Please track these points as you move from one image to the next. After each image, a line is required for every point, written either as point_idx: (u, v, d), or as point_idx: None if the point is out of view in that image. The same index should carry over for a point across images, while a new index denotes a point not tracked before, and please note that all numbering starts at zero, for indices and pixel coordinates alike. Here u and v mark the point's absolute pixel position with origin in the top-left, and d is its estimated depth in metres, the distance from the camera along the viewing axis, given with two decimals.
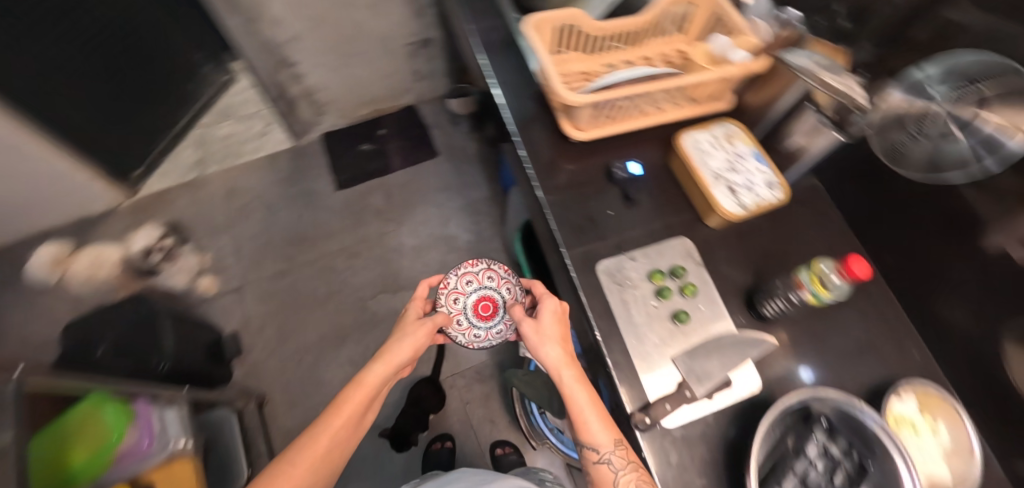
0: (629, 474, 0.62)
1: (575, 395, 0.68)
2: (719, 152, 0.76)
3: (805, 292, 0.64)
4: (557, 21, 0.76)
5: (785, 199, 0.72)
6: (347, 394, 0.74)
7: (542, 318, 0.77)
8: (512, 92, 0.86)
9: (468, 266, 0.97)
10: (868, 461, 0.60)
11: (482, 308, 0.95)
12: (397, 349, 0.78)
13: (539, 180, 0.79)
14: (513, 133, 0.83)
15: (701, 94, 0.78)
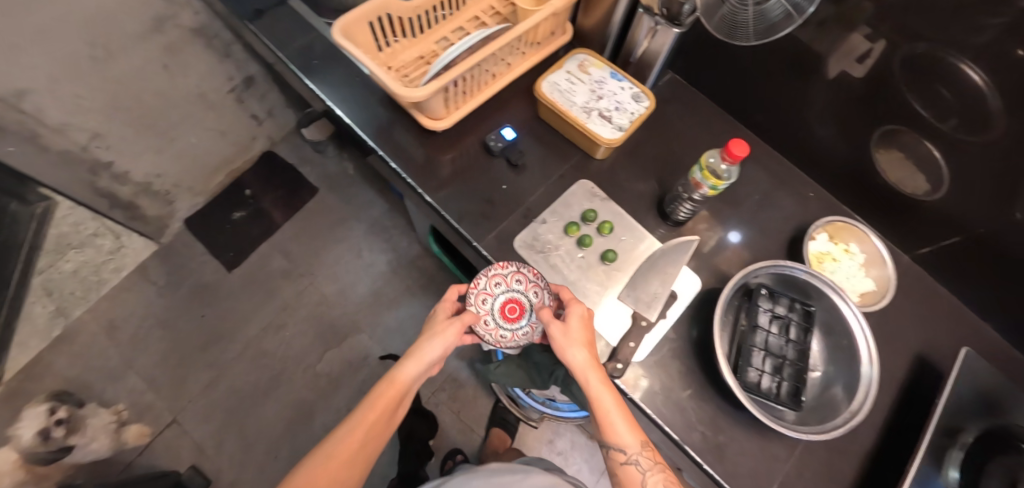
0: (657, 474, 0.53)
1: (603, 401, 0.54)
2: (579, 86, 0.74)
3: (704, 190, 0.62)
4: (367, 17, 0.68)
5: (655, 106, 0.73)
6: (375, 392, 0.57)
7: (571, 320, 0.58)
8: (356, 109, 0.79)
9: (499, 266, 0.66)
10: (809, 306, 0.65)
11: (509, 311, 0.65)
12: (430, 333, 0.59)
13: (423, 185, 0.74)
14: (376, 149, 0.77)
15: (542, 36, 0.75)
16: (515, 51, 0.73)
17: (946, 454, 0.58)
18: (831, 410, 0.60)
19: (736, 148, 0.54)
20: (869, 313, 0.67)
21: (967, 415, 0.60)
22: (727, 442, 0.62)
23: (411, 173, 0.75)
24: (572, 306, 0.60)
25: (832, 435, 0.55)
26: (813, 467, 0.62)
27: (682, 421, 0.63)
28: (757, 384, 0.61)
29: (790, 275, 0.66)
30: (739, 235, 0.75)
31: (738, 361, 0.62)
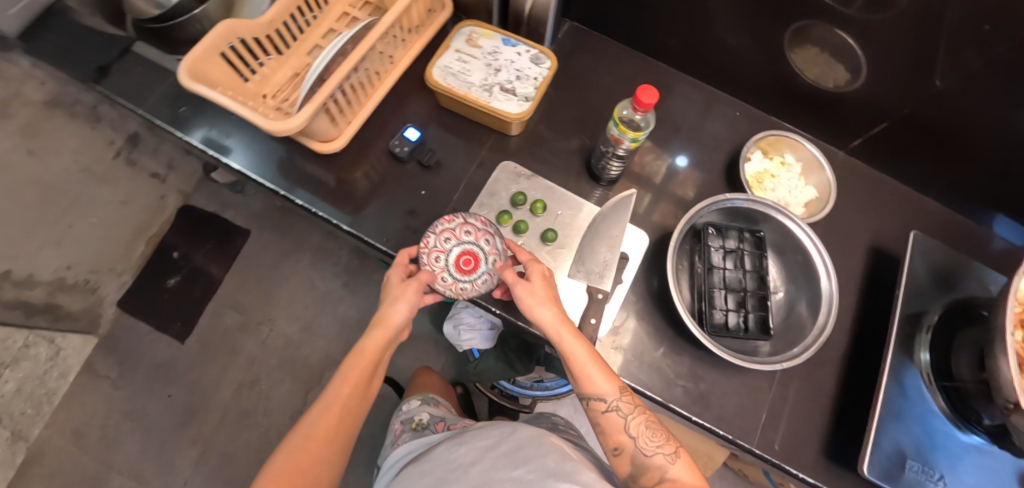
0: (640, 417, 0.47)
1: (576, 352, 0.48)
2: (473, 63, 0.68)
3: (625, 145, 0.57)
4: (216, 49, 0.58)
5: (556, 65, 0.68)
6: (346, 364, 0.50)
7: (534, 277, 0.52)
8: (244, 150, 0.71)
9: (443, 220, 0.61)
10: (757, 232, 0.63)
11: (465, 263, 0.60)
12: (390, 294, 0.53)
13: (339, 215, 0.68)
14: (279, 190, 0.69)
15: (417, 19, 0.68)
16: (393, 42, 0.66)
17: (914, 339, 0.59)
18: (800, 329, 0.60)
19: (643, 95, 0.50)
20: (816, 221, 0.66)
21: (927, 297, 0.60)
22: (709, 388, 0.61)
23: (323, 205, 0.69)
24: (529, 262, 0.54)
25: (804, 357, 0.55)
26: (795, 388, 0.62)
27: (661, 381, 0.61)
28: (725, 324, 0.59)
29: (733, 207, 0.63)
30: (675, 175, 0.73)
31: (702, 306, 0.61)
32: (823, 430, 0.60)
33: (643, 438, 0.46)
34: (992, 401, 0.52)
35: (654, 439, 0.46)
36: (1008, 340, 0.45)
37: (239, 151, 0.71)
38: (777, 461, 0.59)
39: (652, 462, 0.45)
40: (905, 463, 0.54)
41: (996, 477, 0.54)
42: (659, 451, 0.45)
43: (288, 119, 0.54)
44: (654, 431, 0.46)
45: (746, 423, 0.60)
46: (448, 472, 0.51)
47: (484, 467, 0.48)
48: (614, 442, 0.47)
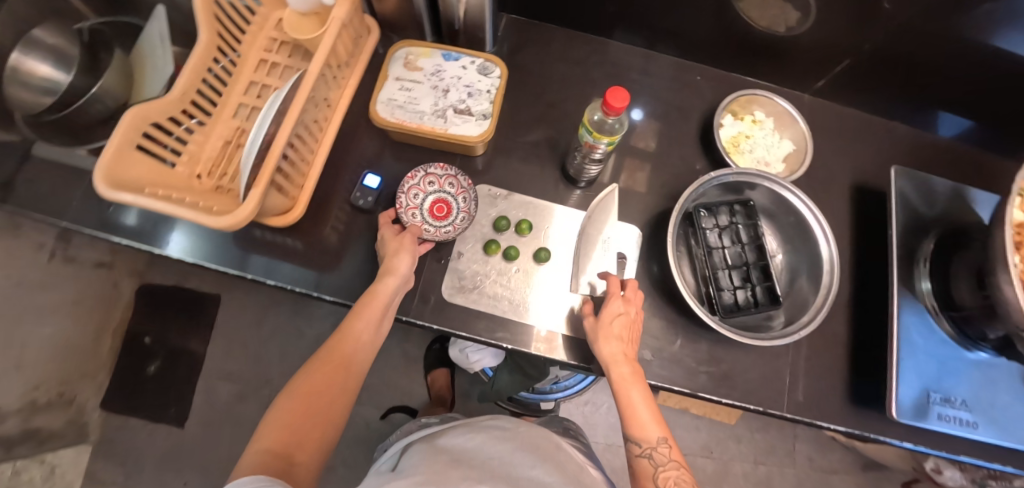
0: (670, 472, 0.45)
1: (630, 390, 0.49)
2: (417, 90, 0.62)
3: (599, 148, 0.54)
4: (130, 143, 0.52)
5: (507, 72, 0.63)
6: (357, 308, 0.53)
7: (611, 309, 0.54)
8: (191, 238, 0.63)
9: (407, 178, 0.63)
10: (748, 203, 0.62)
11: (438, 211, 0.63)
12: (388, 246, 0.57)
13: (318, 285, 0.62)
14: (242, 273, 0.62)
15: (345, 51, 0.61)
16: (327, 84, 0.59)
17: (914, 273, 0.60)
18: (809, 290, 0.60)
19: (613, 100, 0.46)
20: (799, 176, 0.65)
21: (917, 229, 0.61)
22: (730, 367, 0.61)
23: (297, 278, 0.62)
24: (612, 288, 0.55)
25: (819, 320, 0.55)
26: (812, 345, 0.63)
27: (685, 373, 0.60)
28: (734, 303, 0.59)
29: (720, 183, 0.62)
30: (651, 157, 0.70)
31: (710, 290, 0.60)
32: (844, 378, 0.62)
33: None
34: (993, 319, 0.54)
35: None
36: (1013, 268, 0.46)
37: (188, 242, 0.63)
38: (808, 419, 0.60)
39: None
40: (928, 396, 0.55)
41: (1006, 387, 0.57)
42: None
43: (240, 208, 0.48)
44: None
45: (773, 391, 0.61)
46: (461, 453, 0.52)
47: (502, 456, 0.51)
48: None
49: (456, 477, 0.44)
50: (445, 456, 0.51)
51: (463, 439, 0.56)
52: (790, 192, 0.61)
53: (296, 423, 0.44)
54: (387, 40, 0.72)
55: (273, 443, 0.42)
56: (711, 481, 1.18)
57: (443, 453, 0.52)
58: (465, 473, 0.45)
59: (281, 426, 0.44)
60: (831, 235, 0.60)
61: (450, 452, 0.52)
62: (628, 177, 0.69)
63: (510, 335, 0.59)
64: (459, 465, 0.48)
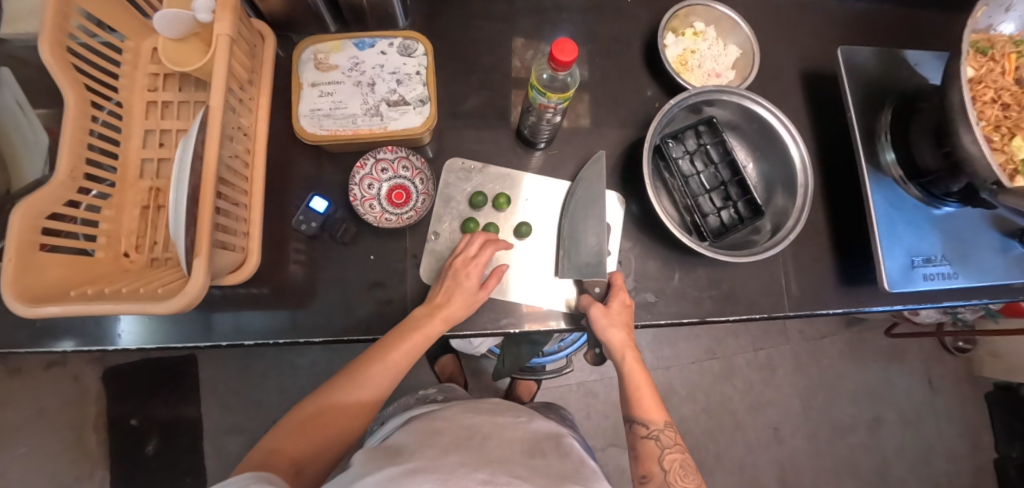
0: (675, 454, 0.52)
1: (636, 375, 0.56)
2: (340, 92, 0.56)
3: (555, 107, 0.50)
4: (31, 246, 0.45)
5: (431, 45, 0.57)
6: (394, 339, 0.52)
7: (615, 303, 0.56)
8: (141, 324, 0.56)
9: (357, 167, 0.57)
10: (711, 121, 0.61)
11: (396, 197, 0.59)
12: (455, 293, 0.54)
13: (305, 331, 0.57)
14: (212, 344, 0.56)
15: (243, 67, 0.53)
16: (236, 110, 0.52)
17: (877, 148, 0.62)
18: (786, 196, 0.61)
19: (559, 54, 0.42)
20: (751, 81, 0.64)
21: (872, 104, 0.63)
22: (731, 285, 0.62)
23: (283, 330, 0.57)
24: (615, 283, 0.57)
25: (802, 223, 0.57)
26: (798, 241, 0.65)
27: (691, 303, 0.61)
28: (721, 225, 0.59)
29: (680, 108, 0.59)
30: (602, 98, 0.67)
31: (695, 217, 0.59)
32: (833, 264, 0.65)
33: (675, 474, 0.51)
34: (957, 175, 0.55)
35: (687, 476, 0.51)
36: (974, 123, 0.47)
37: (140, 328, 0.56)
38: (810, 311, 0.63)
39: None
40: (911, 261, 0.59)
41: (976, 234, 0.61)
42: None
43: (187, 284, 0.43)
44: (687, 473, 0.51)
45: (773, 296, 0.63)
46: (462, 430, 0.52)
47: (500, 440, 0.50)
48: (644, 470, 0.53)
49: (450, 459, 0.43)
50: (443, 434, 0.49)
51: (463, 420, 0.54)
52: (750, 100, 0.59)
53: (313, 432, 0.46)
54: (287, 42, 0.63)
55: (290, 449, 0.45)
56: (722, 379, 1.26)
57: (441, 430, 0.51)
58: (459, 454, 0.44)
59: (298, 432, 0.46)
60: (799, 136, 0.59)
61: (448, 430, 0.51)
62: (585, 126, 0.65)
63: (515, 319, 0.58)
64: (457, 447, 0.46)
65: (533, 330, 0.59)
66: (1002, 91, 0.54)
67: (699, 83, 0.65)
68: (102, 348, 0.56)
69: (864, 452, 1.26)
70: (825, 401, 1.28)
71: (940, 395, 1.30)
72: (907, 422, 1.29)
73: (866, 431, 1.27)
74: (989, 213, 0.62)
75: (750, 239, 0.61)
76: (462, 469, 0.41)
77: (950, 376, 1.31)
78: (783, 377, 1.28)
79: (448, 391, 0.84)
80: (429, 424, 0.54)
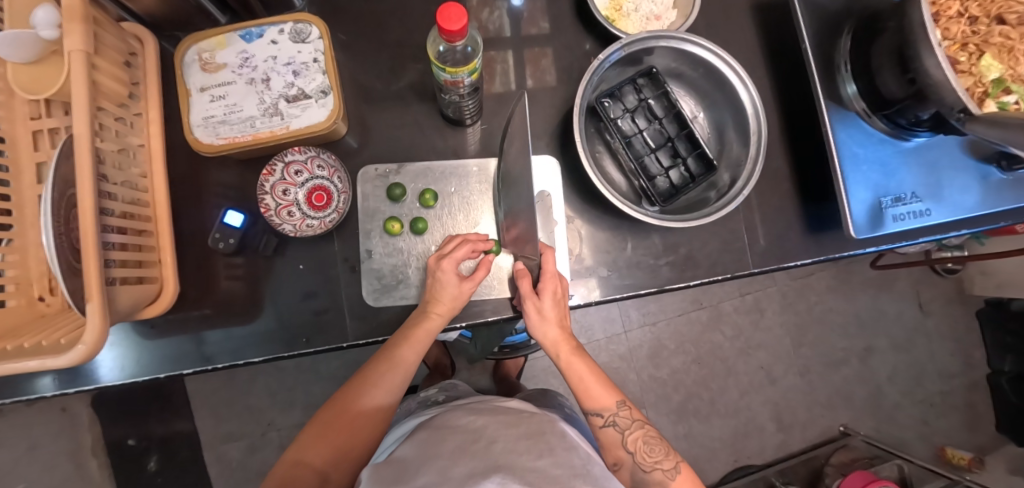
0: (637, 433, 0.53)
1: (577, 367, 0.55)
2: (232, 93, 0.50)
3: (467, 80, 0.46)
4: None
5: (325, 26, 0.51)
6: (399, 338, 0.52)
7: (547, 295, 0.52)
8: (71, 369, 0.53)
9: (265, 175, 0.53)
10: (651, 72, 0.55)
11: (315, 200, 0.54)
12: (444, 288, 0.52)
13: (243, 350, 0.54)
14: (151, 377, 0.53)
15: (119, 81, 0.48)
16: (119, 130, 0.47)
17: (837, 80, 0.57)
18: (740, 144, 0.56)
19: (448, 23, 0.38)
20: (694, 19, 0.57)
21: (827, 32, 0.57)
22: (689, 248, 0.59)
23: (218, 353, 0.54)
24: (546, 270, 0.51)
25: (759, 170, 0.52)
26: (759, 191, 0.61)
27: (648, 273, 0.58)
28: (671, 186, 0.55)
29: (614, 62, 0.53)
30: (533, 58, 0.61)
31: (642, 180, 0.55)
32: (798, 211, 0.61)
33: (641, 453, 0.52)
34: (923, 102, 0.48)
35: (652, 456, 0.52)
36: (936, 43, 0.41)
37: (71, 373, 0.53)
38: (776, 265, 0.59)
39: (650, 476, 0.51)
40: (880, 201, 0.55)
41: (946, 161, 0.56)
42: (657, 467, 0.51)
43: (85, 331, 0.40)
44: (651, 448, 0.52)
45: (734, 253, 0.59)
46: (463, 432, 0.45)
47: (507, 437, 0.44)
48: (614, 458, 0.53)
49: (456, 471, 0.37)
50: (446, 441, 0.44)
51: (464, 422, 0.48)
52: (690, 43, 0.53)
53: (332, 439, 0.49)
54: (177, 42, 0.57)
55: (313, 459, 0.47)
56: (710, 327, 1.25)
57: (441, 438, 0.45)
58: (467, 463, 0.39)
59: (318, 441, 0.49)
60: (747, 77, 0.54)
61: (448, 437, 0.45)
62: (518, 93, 0.60)
63: (461, 313, 0.56)
64: (460, 453, 0.41)
65: (480, 318, 0.57)
66: (970, 3, 0.48)
67: (637, 29, 0.59)
68: (58, 393, 0.52)
69: (858, 382, 1.27)
70: (815, 337, 1.27)
71: (931, 317, 1.29)
72: (900, 347, 1.28)
73: (858, 361, 1.27)
74: (966, 139, 0.56)
75: (706, 197, 0.57)
76: (471, 482, 0.35)
77: (941, 298, 1.30)
78: (772, 318, 1.27)
79: (450, 389, 0.80)
80: (428, 432, 0.48)
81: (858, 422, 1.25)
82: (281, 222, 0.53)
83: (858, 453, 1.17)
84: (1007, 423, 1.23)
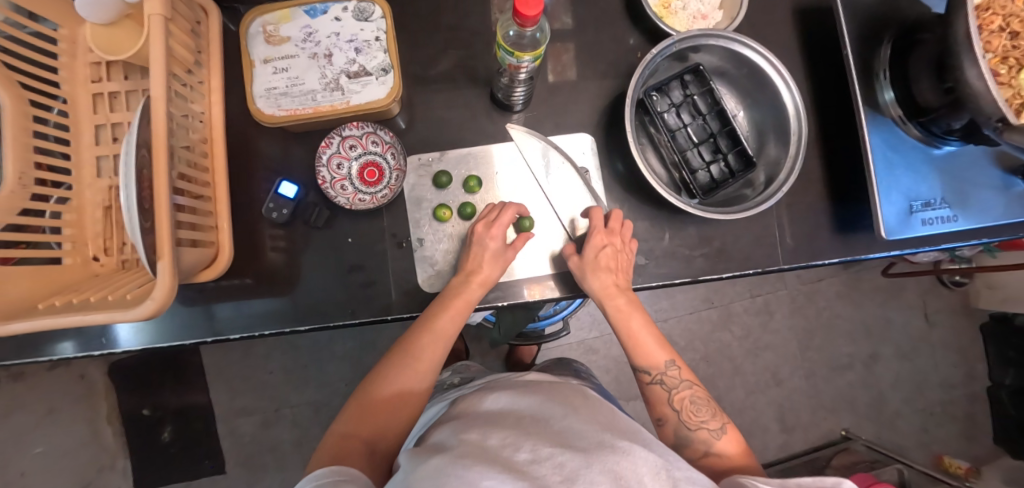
0: (683, 392, 0.53)
1: (633, 322, 0.56)
2: (295, 70, 0.51)
3: (526, 67, 0.47)
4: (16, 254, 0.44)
5: (388, 6, 0.52)
6: (439, 307, 0.53)
7: (596, 241, 0.55)
8: (89, 333, 0.55)
9: (322, 147, 0.55)
10: (698, 69, 0.56)
11: (368, 175, 0.57)
12: (486, 253, 0.54)
13: (256, 323, 0.55)
14: (165, 344, 0.55)
15: (188, 48, 0.49)
16: (184, 95, 0.49)
17: (875, 86, 0.58)
18: (779, 145, 0.58)
19: (524, 9, 0.39)
20: (740, 21, 0.59)
21: (869, 39, 0.59)
22: (722, 241, 0.61)
23: (228, 326, 0.55)
24: (595, 224, 0.56)
25: (798, 169, 0.54)
26: (792, 190, 0.62)
27: (682, 263, 0.60)
28: (711, 180, 0.57)
29: (664, 56, 0.55)
30: (575, 50, 0.62)
31: (684, 173, 0.57)
32: (829, 211, 0.62)
33: (687, 412, 0.52)
34: (958, 111, 0.50)
35: (699, 413, 0.52)
36: (981, 52, 0.43)
37: (86, 337, 0.55)
38: (804, 262, 0.62)
39: (696, 434, 0.51)
40: (911, 206, 0.57)
41: (979, 169, 0.58)
42: (702, 426, 0.51)
43: (154, 288, 0.42)
44: (697, 408, 0.52)
45: (766, 248, 0.61)
46: (488, 409, 0.44)
47: (530, 407, 0.43)
48: (659, 413, 0.54)
49: (491, 439, 0.36)
50: (473, 417, 0.42)
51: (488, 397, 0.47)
52: (739, 43, 0.55)
53: (374, 415, 0.48)
54: (236, 14, 0.58)
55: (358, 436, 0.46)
56: (720, 326, 1.28)
57: (469, 414, 0.44)
58: (501, 432, 0.37)
59: (359, 418, 0.48)
60: (790, 80, 0.56)
61: (470, 416, 0.43)
62: (565, 84, 0.62)
63: (503, 293, 0.58)
64: (490, 424, 0.40)
65: (519, 300, 0.59)
66: (1011, 18, 0.51)
67: (683, 27, 0.61)
68: (76, 356, 0.54)
69: (860, 387, 1.29)
70: (822, 341, 1.30)
71: (935, 328, 1.32)
72: (904, 355, 1.31)
73: (862, 367, 1.30)
74: (992, 150, 0.59)
75: (742, 193, 0.59)
76: (507, 448, 0.34)
77: (946, 309, 1.32)
78: (780, 320, 1.29)
79: (463, 370, 0.82)
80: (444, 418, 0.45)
81: (859, 426, 1.28)
82: (337, 196, 0.54)
83: (858, 456, 1.18)
84: (1005, 436, 1.26)
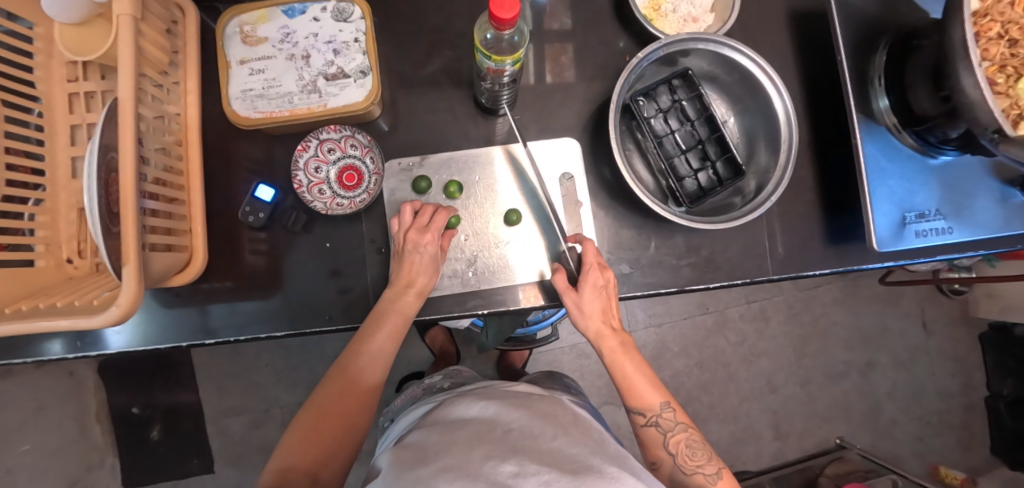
0: (679, 435, 0.52)
1: (625, 365, 0.55)
2: (271, 73, 0.50)
3: (508, 69, 0.46)
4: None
5: (368, 7, 0.51)
6: (373, 319, 0.52)
7: (586, 287, 0.53)
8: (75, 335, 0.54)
9: (299, 151, 0.55)
10: (686, 74, 0.55)
11: (347, 180, 0.56)
12: (418, 260, 0.52)
13: (247, 326, 0.54)
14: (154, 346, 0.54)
15: (161, 49, 0.48)
16: (157, 96, 0.48)
17: (870, 93, 0.57)
18: (769, 153, 0.56)
19: (500, 11, 0.38)
20: (731, 24, 0.57)
21: (864, 44, 0.57)
22: (710, 251, 0.59)
23: (221, 327, 0.54)
24: (589, 262, 0.53)
25: (789, 178, 0.52)
26: (783, 199, 0.61)
27: (669, 272, 0.59)
28: (698, 188, 0.55)
29: (651, 61, 0.53)
30: (563, 53, 0.61)
31: (671, 181, 0.55)
32: (821, 221, 0.61)
33: (682, 456, 0.51)
34: (955, 120, 0.49)
35: (694, 458, 0.51)
36: (976, 62, 0.41)
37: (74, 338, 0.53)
38: (794, 273, 0.60)
39: (690, 479, 0.50)
40: (904, 217, 0.55)
41: (979, 187, 0.57)
42: (698, 471, 0.50)
43: (119, 295, 0.41)
44: (693, 452, 0.51)
45: (755, 258, 0.60)
46: (475, 417, 0.43)
47: (517, 419, 0.41)
48: (653, 457, 0.53)
49: (474, 453, 0.35)
50: (460, 425, 0.41)
51: (476, 405, 0.45)
52: (729, 47, 0.53)
53: (318, 438, 0.47)
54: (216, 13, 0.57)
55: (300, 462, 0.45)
56: (715, 333, 1.26)
57: (457, 422, 0.42)
58: (485, 446, 0.36)
59: (301, 442, 0.46)
60: (782, 86, 0.54)
61: (458, 424, 0.41)
62: (551, 88, 0.60)
63: (485, 300, 0.56)
64: (475, 436, 0.38)
65: (502, 307, 0.56)
66: (1009, 25, 0.49)
67: (673, 31, 0.59)
68: (63, 357, 0.53)
69: (857, 396, 1.28)
70: (818, 348, 1.28)
71: (934, 337, 1.30)
72: (901, 364, 1.29)
73: (858, 375, 1.28)
74: (990, 161, 0.57)
75: (731, 202, 0.58)
76: (489, 464, 0.33)
77: (945, 318, 1.30)
78: (776, 327, 1.28)
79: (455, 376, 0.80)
80: (437, 421, 0.45)
81: (854, 435, 1.26)
82: (314, 200, 0.54)
83: (853, 466, 1.16)
84: (1003, 447, 1.24)
